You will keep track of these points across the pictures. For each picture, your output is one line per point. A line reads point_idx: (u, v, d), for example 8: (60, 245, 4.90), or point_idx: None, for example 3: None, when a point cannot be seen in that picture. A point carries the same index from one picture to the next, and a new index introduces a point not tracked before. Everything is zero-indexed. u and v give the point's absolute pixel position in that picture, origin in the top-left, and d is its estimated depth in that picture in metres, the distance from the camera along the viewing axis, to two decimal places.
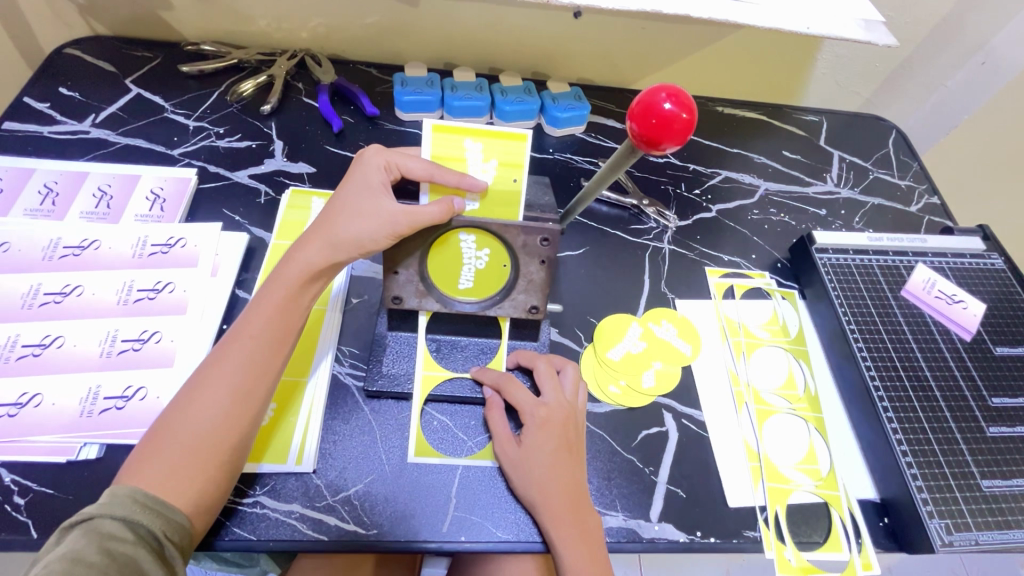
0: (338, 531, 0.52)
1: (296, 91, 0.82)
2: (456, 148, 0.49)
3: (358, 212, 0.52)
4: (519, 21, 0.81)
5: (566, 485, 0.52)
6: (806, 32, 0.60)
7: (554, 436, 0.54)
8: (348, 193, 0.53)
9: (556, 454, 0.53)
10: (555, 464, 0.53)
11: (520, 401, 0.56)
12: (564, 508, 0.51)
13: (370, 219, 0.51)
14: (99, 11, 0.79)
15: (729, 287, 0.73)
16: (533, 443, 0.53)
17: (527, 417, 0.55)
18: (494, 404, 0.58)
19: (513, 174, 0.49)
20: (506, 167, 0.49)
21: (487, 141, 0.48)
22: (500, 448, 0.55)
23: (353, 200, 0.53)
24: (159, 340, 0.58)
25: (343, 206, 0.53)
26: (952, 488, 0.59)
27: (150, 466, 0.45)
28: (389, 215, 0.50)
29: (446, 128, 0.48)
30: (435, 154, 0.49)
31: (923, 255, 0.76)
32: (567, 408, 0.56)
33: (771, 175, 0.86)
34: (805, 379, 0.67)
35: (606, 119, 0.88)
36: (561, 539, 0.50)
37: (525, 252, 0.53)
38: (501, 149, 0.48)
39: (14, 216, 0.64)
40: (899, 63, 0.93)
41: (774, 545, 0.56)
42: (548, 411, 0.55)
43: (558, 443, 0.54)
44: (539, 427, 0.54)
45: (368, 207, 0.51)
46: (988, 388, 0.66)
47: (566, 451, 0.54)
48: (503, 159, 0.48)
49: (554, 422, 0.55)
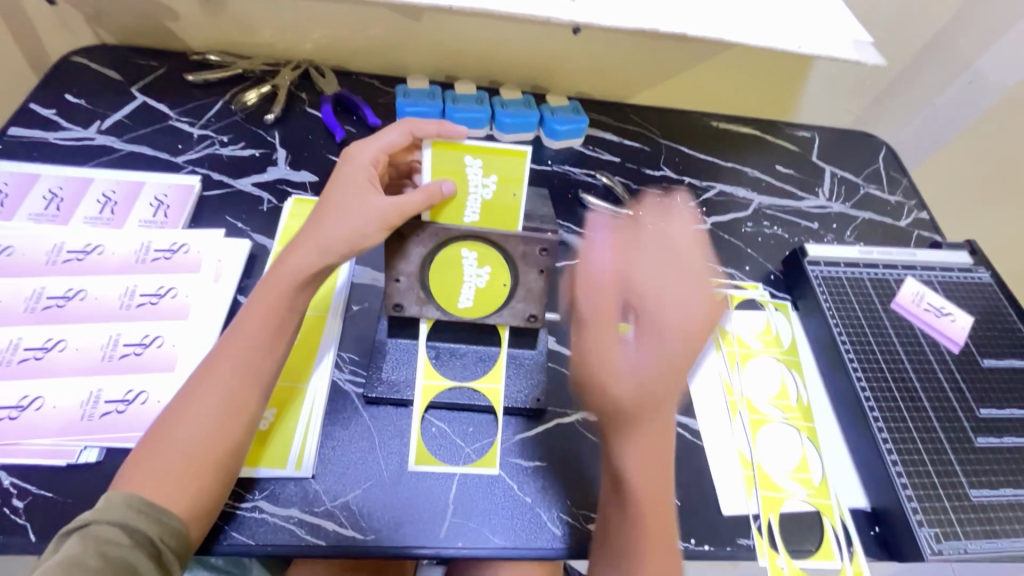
0: (336, 537, 0.52)
1: (299, 101, 0.83)
2: (456, 164, 0.50)
3: (347, 211, 0.54)
4: (519, 36, 0.84)
5: (655, 463, 0.53)
6: (797, 51, 0.64)
7: (596, 315, 0.57)
8: (336, 193, 0.55)
9: (600, 312, 0.58)
10: (585, 291, 0.60)
11: (638, 253, 0.60)
12: (648, 487, 0.52)
13: (359, 215, 0.53)
14: (109, 20, 0.81)
15: (724, 298, 0.74)
16: (653, 391, 0.54)
17: (675, 299, 0.57)
18: (596, 309, 0.58)
19: (512, 190, 0.51)
20: (505, 183, 0.51)
21: (486, 157, 0.49)
22: (583, 300, 0.59)
23: (342, 199, 0.55)
24: (160, 344, 0.59)
25: (332, 207, 0.55)
26: (941, 498, 0.59)
27: (146, 472, 0.46)
28: (378, 210, 0.52)
29: (446, 145, 0.49)
30: (435, 170, 0.50)
31: (912, 268, 0.77)
32: (660, 368, 0.54)
33: (764, 189, 0.88)
34: (797, 389, 0.68)
35: (603, 132, 0.89)
36: (586, 281, 0.60)
37: (524, 262, 0.55)
38: (499, 166, 0.50)
39: (18, 220, 0.65)
40: (888, 82, 0.96)
41: (767, 553, 0.57)
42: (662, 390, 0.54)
43: (599, 304, 0.58)
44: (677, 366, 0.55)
45: (357, 205, 0.53)
46: (976, 399, 0.67)
47: (611, 293, 0.59)
48: (502, 175, 0.50)
49: (673, 375, 0.54)
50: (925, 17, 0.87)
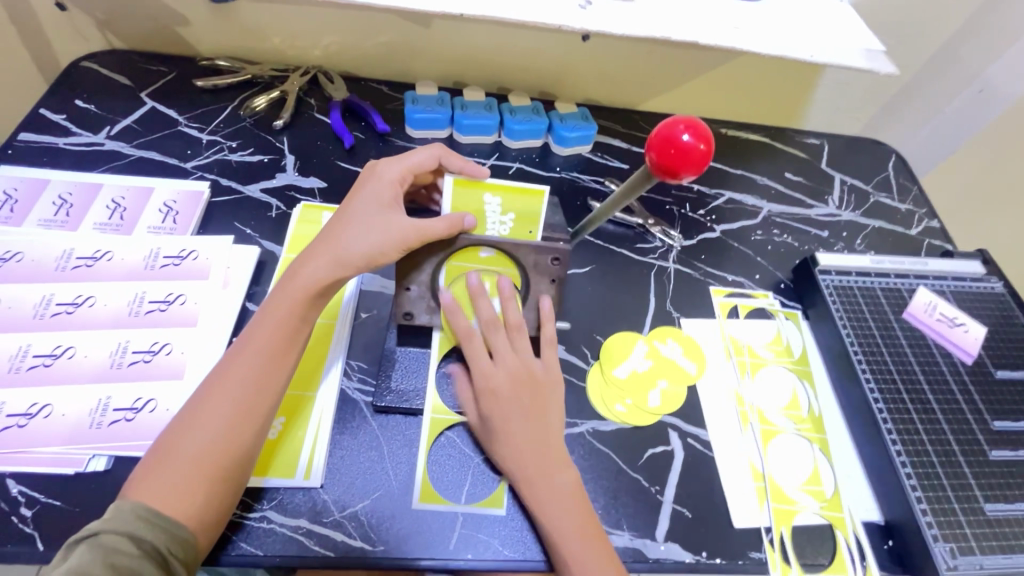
0: (345, 548, 0.51)
1: (307, 107, 0.83)
2: (474, 201, 0.56)
3: (366, 225, 0.55)
4: (528, 43, 0.83)
5: (546, 488, 0.52)
6: (809, 60, 0.63)
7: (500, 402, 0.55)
8: (356, 206, 0.57)
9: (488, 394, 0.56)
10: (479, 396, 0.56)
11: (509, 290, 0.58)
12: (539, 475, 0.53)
13: (380, 232, 0.55)
14: (119, 25, 0.81)
15: (733, 307, 0.74)
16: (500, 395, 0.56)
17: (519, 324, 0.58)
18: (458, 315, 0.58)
19: (526, 227, 0.57)
20: (520, 221, 0.57)
21: (503, 196, 0.55)
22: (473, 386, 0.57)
23: (362, 214, 0.56)
24: (169, 351, 0.59)
25: (350, 221, 0.56)
26: (956, 512, 0.59)
27: (153, 482, 0.45)
28: (400, 231, 0.55)
29: (465, 183, 0.55)
30: (454, 206, 0.56)
31: (923, 278, 0.77)
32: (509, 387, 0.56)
33: (774, 197, 0.87)
34: (808, 400, 0.68)
35: (612, 139, 0.89)
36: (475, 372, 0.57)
37: (536, 271, 0.58)
38: (515, 205, 0.56)
39: (28, 226, 0.65)
40: (899, 89, 0.96)
41: (779, 567, 0.56)
42: (509, 376, 0.56)
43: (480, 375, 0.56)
44: (531, 429, 0.54)
45: (378, 221, 0.56)
46: (990, 412, 0.66)
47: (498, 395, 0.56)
48: (518, 214, 0.56)
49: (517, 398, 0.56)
50: (936, 24, 0.86)
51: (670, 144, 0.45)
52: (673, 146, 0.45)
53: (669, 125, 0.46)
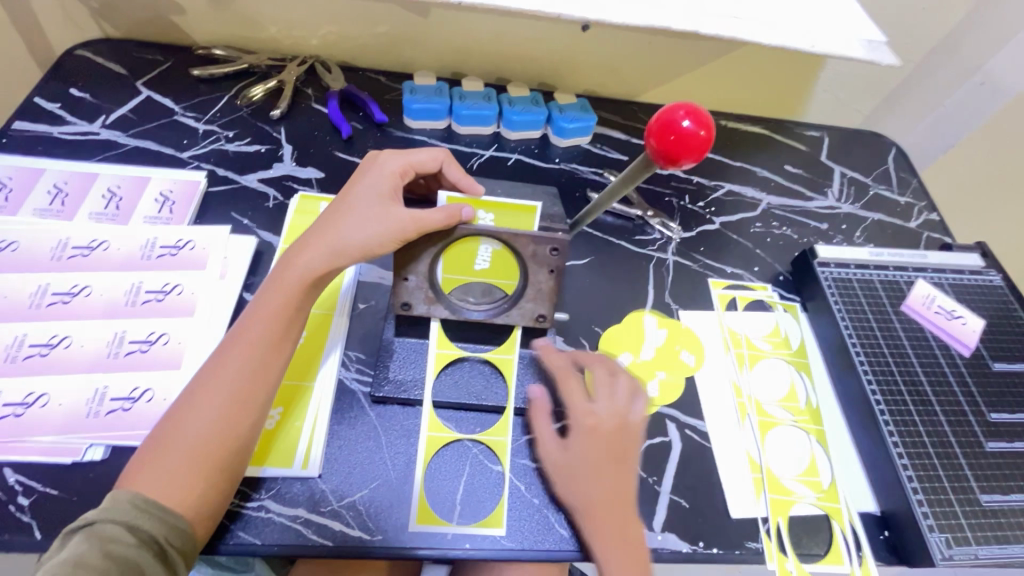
0: (342, 537, 0.51)
1: (305, 97, 0.82)
2: None
3: (365, 215, 0.55)
4: (528, 33, 0.83)
5: (610, 528, 0.51)
6: (810, 50, 0.63)
7: (599, 445, 0.54)
8: (356, 196, 0.57)
9: (589, 437, 0.55)
10: (575, 439, 0.55)
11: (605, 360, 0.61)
12: (608, 516, 0.52)
13: (379, 222, 0.54)
14: (114, 13, 0.80)
15: (732, 299, 0.74)
16: (599, 435, 0.55)
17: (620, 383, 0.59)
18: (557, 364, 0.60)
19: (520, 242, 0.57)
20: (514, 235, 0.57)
21: (497, 212, 0.57)
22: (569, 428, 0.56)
23: (363, 204, 0.56)
24: (166, 342, 0.58)
25: (350, 210, 0.56)
26: (952, 502, 0.59)
27: (149, 472, 0.45)
28: (399, 223, 0.54)
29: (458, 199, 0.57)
30: None
31: (922, 270, 0.77)
32: (615, 424, 0.56)
33: (773, 189, 0.87)
34: (806, 393, 0.68)
35: (612, 130, 0.89)
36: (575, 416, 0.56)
37: (534, 261, 0.57)
38: (509, 221, 0.57)
39: (23, 215, 0.64)
40: (899, 82, 0.95)
41: (776, 557, 0.56)
42: (606, 419, 0.56)
43: (580, 421, 0.56)
44: (613, 476, 0.53)
45: (377, 212, 0.55)
46: (987, 404, 0.66)
47: (600, 439, 0.55)
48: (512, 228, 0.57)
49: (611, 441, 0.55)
50: (937, 16, 0.86)
51: (669, 130, 0.45)
52: (673, 131, 0.45)
53: (669, 111, 0.46)
